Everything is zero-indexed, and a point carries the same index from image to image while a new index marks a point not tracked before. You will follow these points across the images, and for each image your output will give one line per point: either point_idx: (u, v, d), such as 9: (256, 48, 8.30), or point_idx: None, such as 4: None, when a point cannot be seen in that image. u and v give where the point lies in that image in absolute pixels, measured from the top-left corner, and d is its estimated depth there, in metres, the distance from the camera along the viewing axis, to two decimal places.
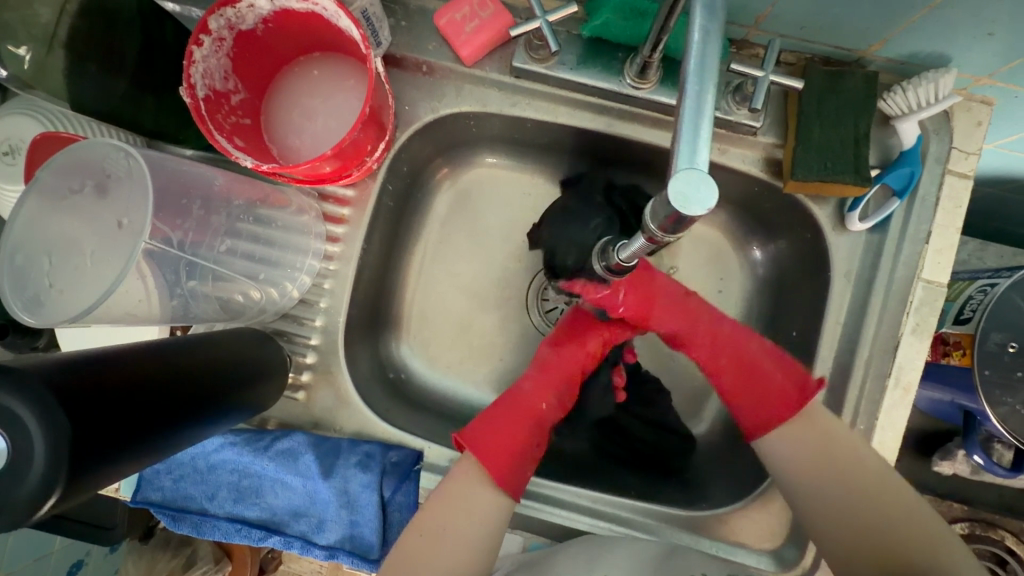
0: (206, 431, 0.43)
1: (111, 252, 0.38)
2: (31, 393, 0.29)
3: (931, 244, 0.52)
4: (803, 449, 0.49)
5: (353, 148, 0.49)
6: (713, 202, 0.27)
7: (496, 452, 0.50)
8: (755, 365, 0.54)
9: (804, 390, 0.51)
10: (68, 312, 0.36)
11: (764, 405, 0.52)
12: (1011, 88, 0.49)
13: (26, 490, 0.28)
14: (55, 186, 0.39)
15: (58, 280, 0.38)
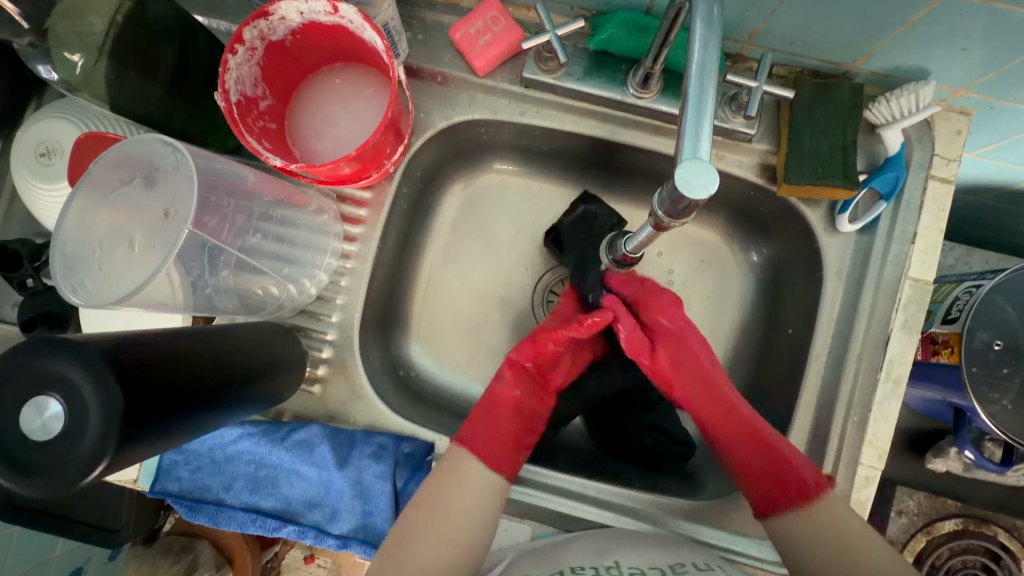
0: (231, 416, 0.45)
1: (153, 241, 0.41)
2: (88, 364, 0.31)
3: (917, 245, 0.55)
4: (800, 526, 0.49)
5: (373, 151, 0.52)
6: (714, 189, 0.30)
7: (493, 444, 0.55)
8: (772, 450, 0.52)
9: (805, 489, 0.50)
10: (112, 297, 0.39)
11: (778, 479, 0.51)
12: (987, 99, 0.53)
13: (81, 451, 0.31)
14: (107, 178, 0.41)
15: (105, 264, 0.41)
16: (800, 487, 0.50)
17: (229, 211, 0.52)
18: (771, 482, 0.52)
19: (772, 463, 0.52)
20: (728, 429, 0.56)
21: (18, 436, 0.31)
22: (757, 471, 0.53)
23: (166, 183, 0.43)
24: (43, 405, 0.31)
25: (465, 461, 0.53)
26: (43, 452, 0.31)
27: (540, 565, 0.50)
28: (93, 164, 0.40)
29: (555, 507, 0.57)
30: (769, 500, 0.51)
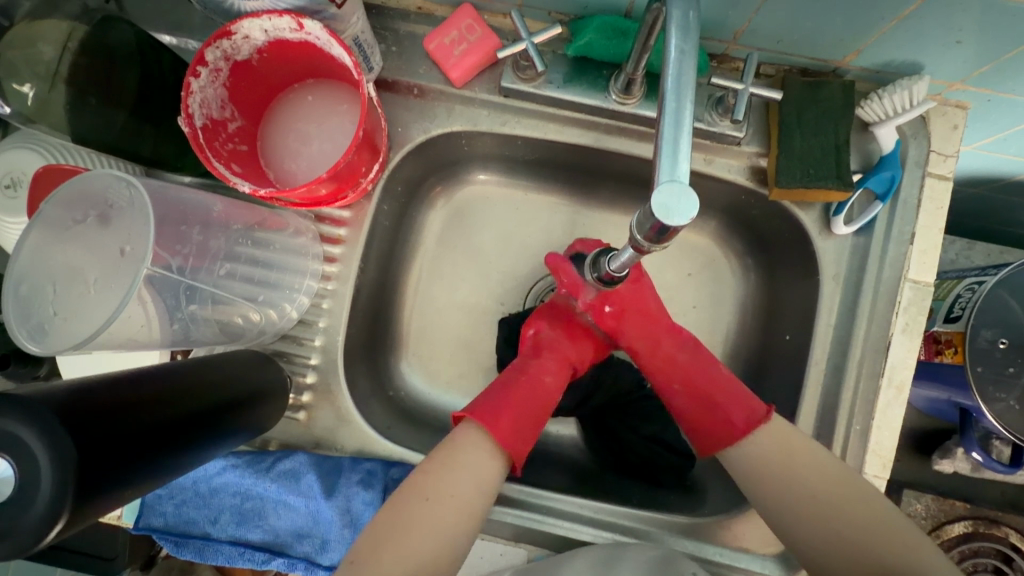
0: (208, 455, 0.43)
1: (111, 280, 0.40)
2: (38, 420, 0.29)
3: (916, 245, 0.54)
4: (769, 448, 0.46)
5: (347, 170, 0.51)
6: (694, 211, 0.28)
7: (520, 426, 0.46)
8: (718, 392, 0.49)
9: (753, 415, 0.47)
10: (71, 344, 0.37)
11: (710, 419, 0.49)
12: (983, 92, 0.51)
13: (33, 514, 0.29)
14: (61, 216, 0.40)
15: (61, 308, 0.39)
16: (724, 422, 0.48)
17: (197, 240, 0.51)
18: (703, 413, 0.49)
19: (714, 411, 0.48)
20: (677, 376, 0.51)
21: None
22: (696, 397, 0.50)
23: (123, 220, 0.41)
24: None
25: (476, 452, 0.44)
26: None
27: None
28: (43, 203, 0.38)
29: (551, 530, 0.54)
30: (705, 436, 0.49)
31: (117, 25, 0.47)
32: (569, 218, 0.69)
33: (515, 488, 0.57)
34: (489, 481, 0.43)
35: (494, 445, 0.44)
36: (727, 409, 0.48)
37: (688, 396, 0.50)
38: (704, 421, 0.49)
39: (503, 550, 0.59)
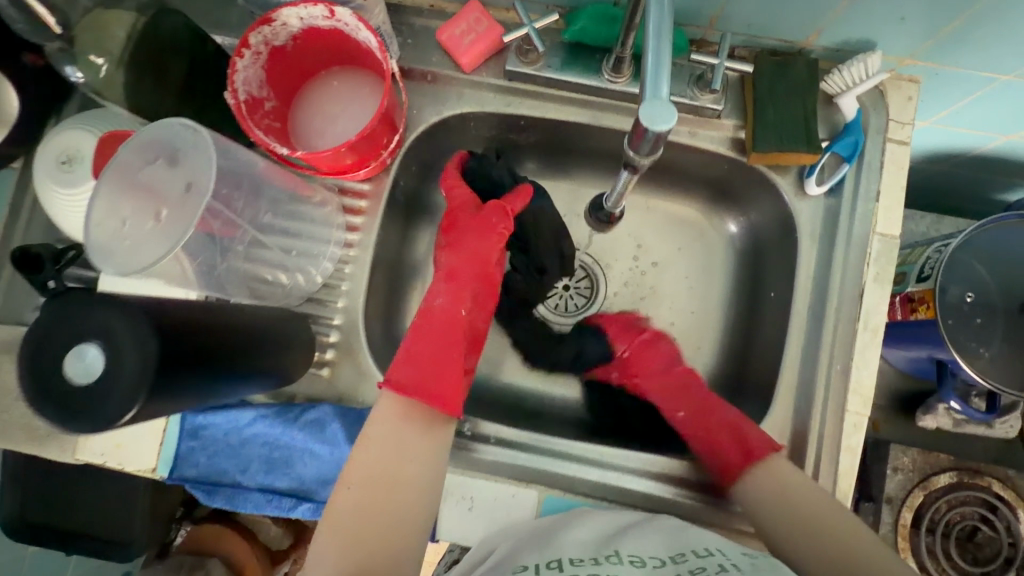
0: (238, 385, 0.47)
1: (179, 213, 0.45)
2: (126, 314, 0.34)
3: (881, 202, 0.60)
4: (765, 484, 0.55)
5: (371, 142, 0.57)
6: (673, 121, 0.35)
7: (432, 378, 0.56)
8: (729, 429, 0.59)
9: (759, 449, 0.57)
10: (141, 267, 0.43)
11: (724, 452, 0.59)
12: (931, 66, 0.58)
13: (116, 395, 0.33)
14: (134, 160, 0.45)
15: (130, 236, 0.44)
16: (748, 455, 0.57)
17: (240, 199, 0.56)
18: (718, 447, 0.59)
19: (731, 464, 0.57)
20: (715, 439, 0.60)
21: (59, 381, 0.33)
22: (708, 436, 0.61)
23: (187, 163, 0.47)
24: (82, 351, 0.33)
25: (392, 416, 0.53)
26: (84, 393, 0.33)
27: (536, 551, 0.49)
28: (121, 148, 0.44)
29: (560, 470, 0.59)
30: (732, 469, 0.57)
31: (170, 16, 0.54)
32: (568, 195, 0.75)
33: (523, 432, 0.61)
34: (429, 438, 0.53)
35: (411, 407, 0.54)
36: (749, 446, 0.57)
37: (704, 437, 0.61)
38: (732, 445, 0.58)
39: (515, 491, 0.59)
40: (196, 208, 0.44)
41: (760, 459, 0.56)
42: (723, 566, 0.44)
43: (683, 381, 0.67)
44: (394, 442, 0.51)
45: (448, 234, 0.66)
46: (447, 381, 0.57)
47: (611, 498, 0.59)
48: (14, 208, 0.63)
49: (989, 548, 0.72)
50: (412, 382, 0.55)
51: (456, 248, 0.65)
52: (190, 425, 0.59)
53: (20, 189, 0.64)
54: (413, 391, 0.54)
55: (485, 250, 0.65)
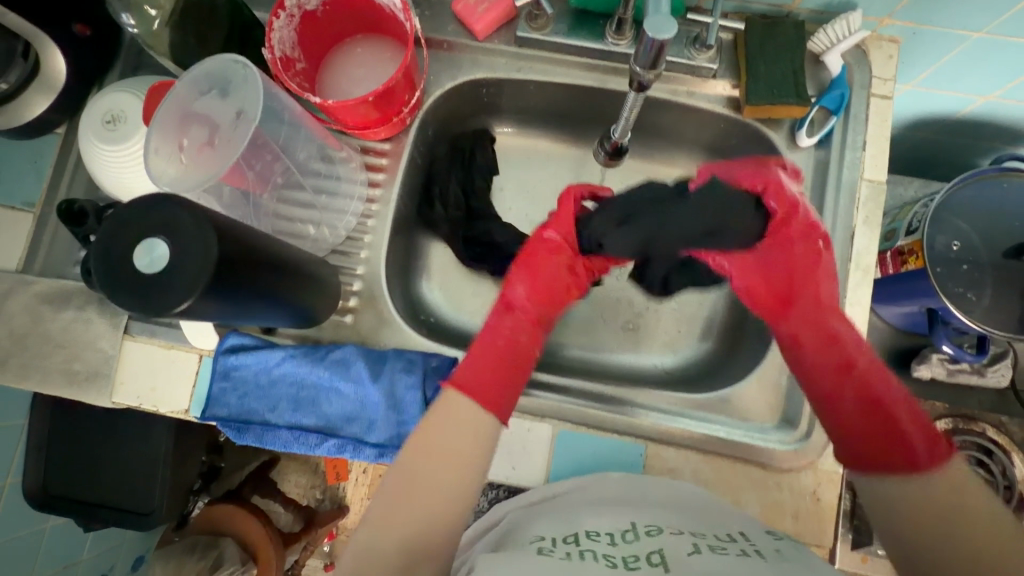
0: (269, 308, 0.51)
1: (232, 135, 0.54)
2: (188, 213, 0.38)
3: (869, 151, 0.64)
4: (910, 501, 0.47)
5: (394, 98, 0.62)
6: (672, 32, 0.42)
7: (485, 382, 0.55)
8: (886, 417, 0.52)
9: (934, 452, 0.48)
10: (191, 183, 0.51)
11: (888, 447, 0.50)
12: (909, 25, 0.63)
13: (178, 284, 0.37)
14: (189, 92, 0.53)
15: (189, 158, 0.53)
16: (910, 456, 0.48)
17: (280, 141, 0.59)
18: (875, 441, 0.51)
19: (888, 427, 0.51)
20: (847, 390, 0.55)
21: (128, 270, 0.37)
22: (877, 435, 0.51)
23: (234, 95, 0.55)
24: (152, 245, 0.37)
25: (455, 402, 0.53)
26: (149, 282, 0.37)
27: (555, 523, 0.50)
28: (179, 81, 0.52)
29: (572, 406, 0.63)
30: (874, 461, 0.51)
31: None
32: (575, 161, 0.80)
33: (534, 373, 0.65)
34: (482, 421, 0.53)
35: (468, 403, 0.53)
36: (898, 449, 0.49)
37: (869, 433, 0.52)
38: (876, 447, 0.51)
39: (529, 425, 0.62)
40: (247, 129, 0.53)
41: (926, 467, 0.47)
42: (744, 550, 0.43)
43: (801, 279, 0.63)
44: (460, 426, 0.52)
45: (521, 262, 0.67)
46: (486, 381, 0.55)
47: (618, 432, 0.62)
48: (59, 168, 0.68)
49: (987, 491, 0.75)
50: (469, 383, 0.54)
51: (511, 278, 0.65)
52: (222, 366, 0.62)
53: (63, 154, 0.69)
54: (472, 390, 0.54)
55: (537, 295, 0.64)
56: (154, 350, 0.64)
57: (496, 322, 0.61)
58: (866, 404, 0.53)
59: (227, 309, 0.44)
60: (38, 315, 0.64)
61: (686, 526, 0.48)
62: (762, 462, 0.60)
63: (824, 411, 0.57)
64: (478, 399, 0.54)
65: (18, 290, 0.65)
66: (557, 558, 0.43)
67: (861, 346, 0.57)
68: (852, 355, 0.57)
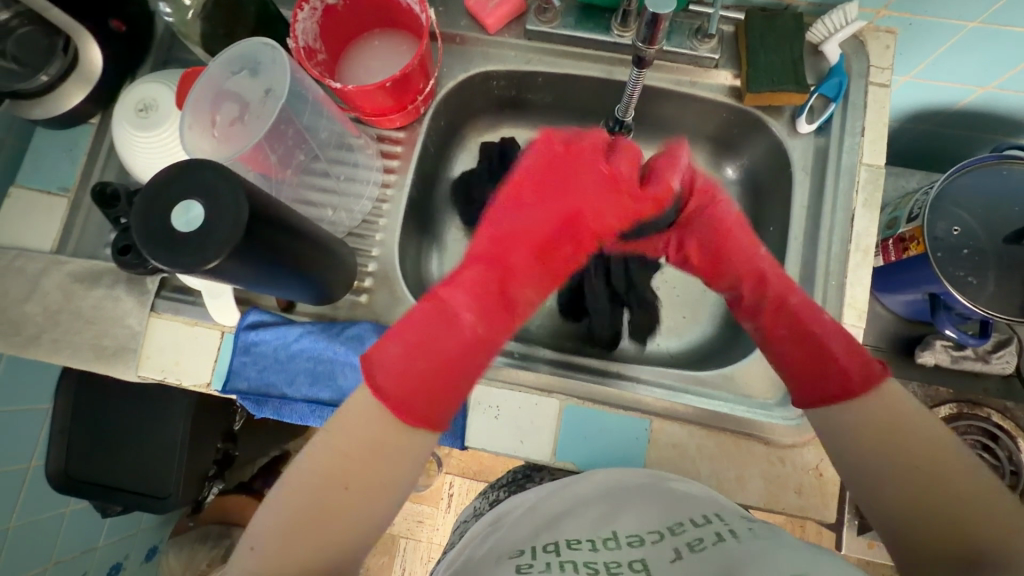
0: (291, 276, 0.54)
1: (261, 112, 0.58)
2: (222, 179, 0.41)
3: (867, 136, 0.66)
4: (879, 461, 0.45)
5: (409, 84, 0.65)
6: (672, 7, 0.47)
7: (422, 392, 0.47)
8: (817, 356, 0.51)
9: (871, 375, 0.48)
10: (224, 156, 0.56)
11: (822, 381, 0.50)
12: (905, 16, 0.66)
13: (214, 240, 0.40)
14: (222, 69, 0.57)
15: (223, 133, 0.58)
16: (851, 382, 0.48)
17: (302, 124, 0.62)
18: (806, 364, 0.52)
19: (820, 354, 0.51)
20: (782, 322, 0.55)
21: (166, 228, 0.40)
22: (805, 357, 0.52)
23: (264, 74, 0.59)
24: (190, 206, 0.40)
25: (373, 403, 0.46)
26: (185, 239, 0.40)
27: (537, 530, 0.47)
28: (212, 61, 0.55)
29: (582, 383, 0.64)
30: (812, 390, 0.50)
31: None
32: None
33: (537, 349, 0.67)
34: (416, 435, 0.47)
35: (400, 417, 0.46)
36: (843, 369, 0.49)
37: (798, 348, 0.53)
38: (811, 374, 0.51)
39: (537, 400, 0.64)
40: (274, 109, 0.58)
41: (872, 389, 0.47)
42: (719, 534, 0.42)
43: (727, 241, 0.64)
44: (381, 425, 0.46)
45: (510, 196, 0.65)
46: (445, 353, 0.50)
47: (624, 407, 0.64)
48: (91, 156, 0.72)
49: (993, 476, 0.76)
50: (395, 384, 0.47)
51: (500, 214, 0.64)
52: (243, 341, 0.65)
53: (96, 143, 0.73)
54: (391, 399, 0.46)
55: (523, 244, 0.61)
56: (179, 326, 0.67)
57: (449, 294, 0.53)
58: (800, 336, 0.53)
59: (253, 271, 0.46)
60: (70, 292, 0.68)
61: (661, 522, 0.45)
62: (765, 438, 0.62)
63: (769, 349, 0.56)
64: (394, 407, 0.46)
65: (52, 269, 0.68)
66: (536, 572, 0.39)
67: (791, 286, 0.57)
68: (782, 292, 0.56)
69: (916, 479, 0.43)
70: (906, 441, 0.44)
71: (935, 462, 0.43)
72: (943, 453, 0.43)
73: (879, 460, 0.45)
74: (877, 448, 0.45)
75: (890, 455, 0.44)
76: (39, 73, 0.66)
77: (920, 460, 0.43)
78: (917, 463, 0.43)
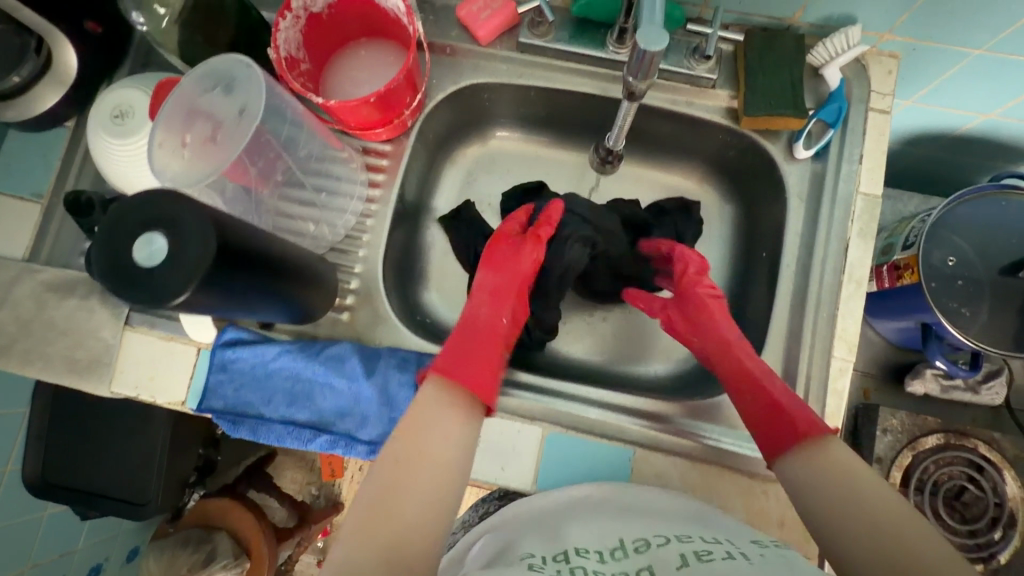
0: (268, 301, 0.52)
1: (233, 132, 0.55)
2: (189, 209, 0.39)
3: (864, 164, 0.65)
4: (825, 477, 0.45)
5: (396, 98, 0.62)
6: (663, 44, 0.42)
7: (471, 374, 0.52)
8: (772, 408, 0.52)
9: (815, 426, 0.48)
10: (196, 177, 0.52)
11: (777, 438, 0.50)
12: (908, 41, 0.64)
13: (179, 274, 0.38)
14: (194, 86, 0.54)
15: (192, 152, 0.54)
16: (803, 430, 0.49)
17: (282, 139, 0.60)
18: (769, 427, 0.51)
19: (770, 406, 0.52)
20: (749, 394, 0.55)
21: (128, 262, 0.38)
22: (766, 422, 0.52)
23: (239, 92, 0.56)
24: (152, 238, 0.38)
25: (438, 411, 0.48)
26: (147, 274, 0.38)
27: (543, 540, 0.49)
28: (185, 76, 0.53)
29: (569, 411, 0.63)
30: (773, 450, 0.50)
31: None
32: (574, 167, 0.81)
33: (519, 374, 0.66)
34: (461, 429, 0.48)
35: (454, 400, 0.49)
36: (799, 420, 0.50)
37: (760, 418, 0.53)
38: (770, 434, 0.51)
39: (519, 427, 0.62)
40: (246, 128, 0.54)
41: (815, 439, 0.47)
42: (729, 552, 0.42)
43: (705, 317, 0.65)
44: (432, 420, 0.47)
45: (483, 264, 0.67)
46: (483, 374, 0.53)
47: (609, 437, 0.62)
48: (65, 162, 0.70)
49: (977, 507, 0.76)
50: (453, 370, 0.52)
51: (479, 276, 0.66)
52: (220, 358, 0.63)
53: (72, 147, 0.70)
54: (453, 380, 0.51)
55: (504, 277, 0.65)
56: (154, 341, 0.65)
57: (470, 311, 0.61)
58: (762, 404, 0.53)
59: (224, 302, 0.45)
60: (43, 302, 0.66)
61: (671, 532, 0.47)
62: (749, 471, 0.61)
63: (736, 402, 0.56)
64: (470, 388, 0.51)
65: (24, 278, 0.66)
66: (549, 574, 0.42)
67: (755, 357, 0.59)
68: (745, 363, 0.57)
69: (863, 516, 0.41)
70: (851, 481, 0.43)
71: (877, 500, 0.41)
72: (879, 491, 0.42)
73: (825, 497, 0.43)
74: (815, 472, 0.45)
75: (834, 490, 0.43)
76: (10, 74, 0.64)
77: (858, 490, 0.42)
78: (856, 499, 0.42)
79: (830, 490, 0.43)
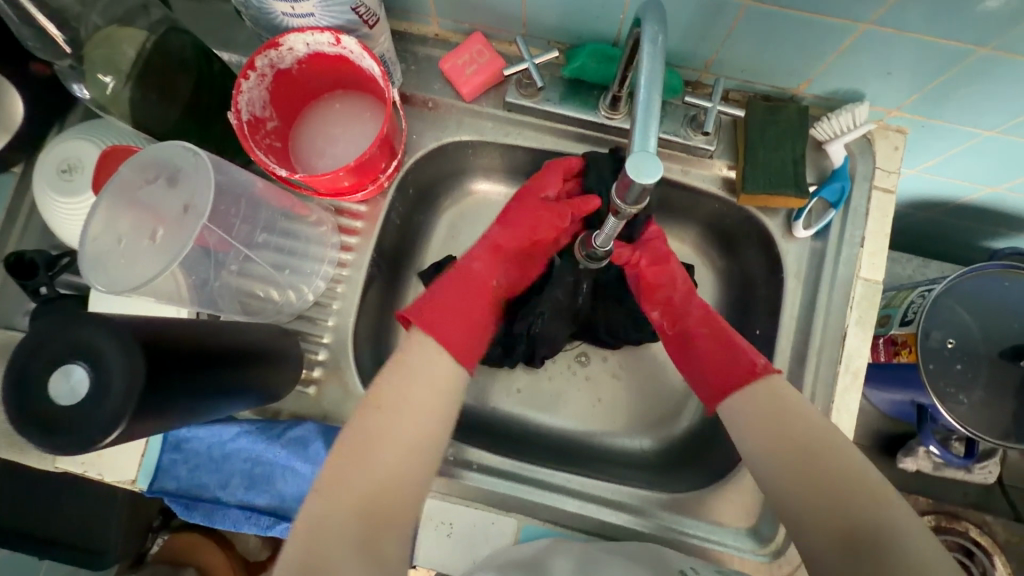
0: (224, 403, 0.48)
1: (176, 230, 0.50)
2: (115, 335, 0.34)
3: (866, 248, 0.61)
4: (763, 439, 0.51)
5: (370, 164, 0.57)
6: (659, 174, 0.37)
7: (455, 328, 0.54)
8: (722, 344, 0.57)
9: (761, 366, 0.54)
10: (127, 284, 0.47)
11: (723, 374, 0.56)
12: (917, 118, 0.60)
13: (101, 414, 0.34)
14: (132, 177, 0.50)
15: (128, 254, 0.49)
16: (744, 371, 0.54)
17: (241, 216, 0.55)
18: (714, 368, 0.57)
19: (724, 354, 0.57)
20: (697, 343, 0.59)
21: (47, 399, 0.34)
22: (710, 357, 0.58)
23: (186, 182, 0.52)
24: (71, 371, 0.34)
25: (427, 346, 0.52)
26: (68, 413, 0.34)
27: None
28: (122, 167, 0.49)
29: (550, 503, 0.59)
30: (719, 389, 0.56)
31: (176, 34, 0.55)
32: None
33: (496, 459, 0.61)
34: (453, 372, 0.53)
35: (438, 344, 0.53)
36: (736, 364, 0.55)
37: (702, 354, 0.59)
38: (717, 375, 0.56)
39: (493, 519, 0.59)
40: (192, 226, 0.49)
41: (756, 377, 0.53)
42: None
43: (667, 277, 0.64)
44: (426, 367, 0.51)
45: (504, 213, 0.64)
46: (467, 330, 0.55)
47: (589, 531, 0.59)
48: (10, 212, 0.64)
49: None
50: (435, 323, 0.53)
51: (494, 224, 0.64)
52: (173, 438, 0.59)
53: (18, 196, 0.65)
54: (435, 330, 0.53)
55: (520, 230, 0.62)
56: None
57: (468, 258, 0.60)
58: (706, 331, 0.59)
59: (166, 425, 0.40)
60: None
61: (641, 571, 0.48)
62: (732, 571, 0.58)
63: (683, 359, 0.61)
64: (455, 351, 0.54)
65: None
66: None
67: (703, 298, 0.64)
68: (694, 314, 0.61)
69: (821, 487, 0.46)
70: (814, 449, 0.48)
71: (827, 464, 0.47)
72: (837, 457, 0.47)
73: (777, 471, 0.49)
74: (767, 445, 0.50)
75: (786, 463, 0.49)
76: None
77: (811, 464, 0.48)
78: (811, 464, 0.48)
79: (791, 463, 0.49)
